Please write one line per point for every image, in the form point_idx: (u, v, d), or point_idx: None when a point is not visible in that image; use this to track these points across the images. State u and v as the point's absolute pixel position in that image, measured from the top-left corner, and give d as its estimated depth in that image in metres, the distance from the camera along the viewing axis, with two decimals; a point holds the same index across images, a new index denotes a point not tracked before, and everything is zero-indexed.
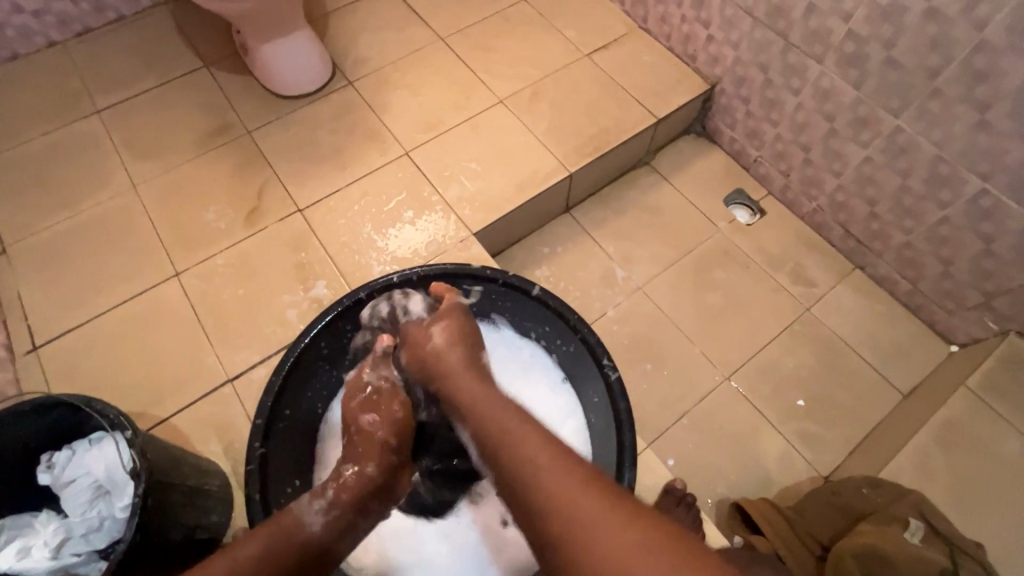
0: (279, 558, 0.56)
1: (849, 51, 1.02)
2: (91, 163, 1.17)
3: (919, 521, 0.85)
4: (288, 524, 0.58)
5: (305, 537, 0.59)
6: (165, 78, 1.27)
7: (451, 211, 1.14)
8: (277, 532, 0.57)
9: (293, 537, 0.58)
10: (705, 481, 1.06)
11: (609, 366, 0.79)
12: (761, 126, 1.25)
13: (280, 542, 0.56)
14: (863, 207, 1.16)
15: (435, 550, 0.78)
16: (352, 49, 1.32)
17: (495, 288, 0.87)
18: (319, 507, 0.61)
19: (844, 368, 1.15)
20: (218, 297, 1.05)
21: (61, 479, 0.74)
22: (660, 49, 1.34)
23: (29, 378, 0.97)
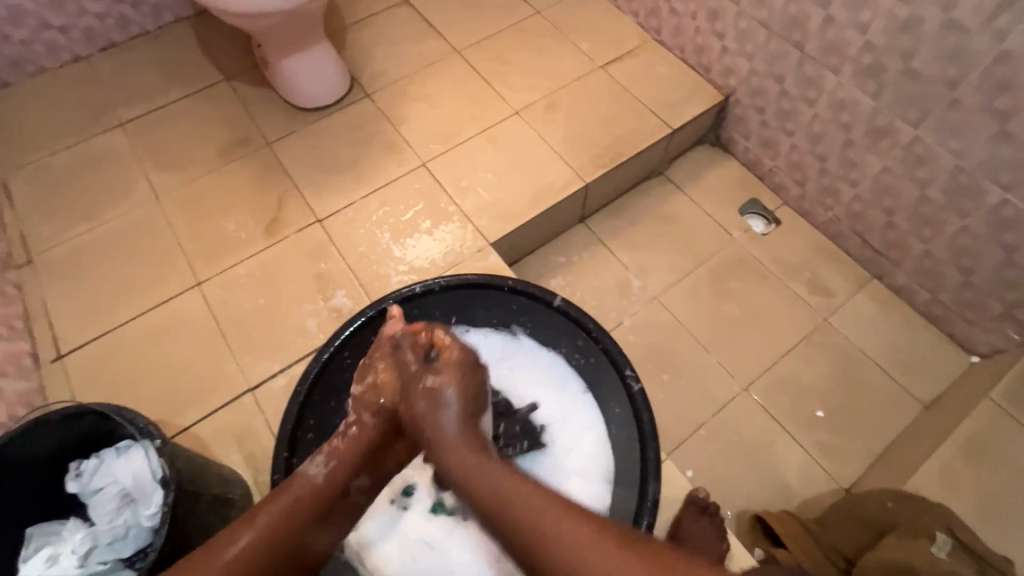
0: (287, 511, 0.64)
1: (866, 62, 1.02)
2: (114, 175, 1.19)
3: (945, 535, 0.83)
4: (296, 482, 0.66)
5: (310, 493, 0.66)
6: (187, 91, 1.30)
7: (468, 221, 1.15)
8: (286, 493, 0.65)
9: (300, 492, 0.65)
10: (724, 492, 1.05)
11: (631, 376, 0.81)
12: (776, 136, 1.25)
13: (286, 497, 0.65)
14: (880, 216, 1.16)
15: (456, 560, 0.77)
16: (370, 62, 1.34)
17: (515, 299, 0.89)
18: (320, 462, 0.68)
19: (863, 379, 1.14)
20: (238, 306, 1.06)
21: (89, 487, 0.75)
22: (674, 61, 1.35)
23: (54, 386, 0.98)
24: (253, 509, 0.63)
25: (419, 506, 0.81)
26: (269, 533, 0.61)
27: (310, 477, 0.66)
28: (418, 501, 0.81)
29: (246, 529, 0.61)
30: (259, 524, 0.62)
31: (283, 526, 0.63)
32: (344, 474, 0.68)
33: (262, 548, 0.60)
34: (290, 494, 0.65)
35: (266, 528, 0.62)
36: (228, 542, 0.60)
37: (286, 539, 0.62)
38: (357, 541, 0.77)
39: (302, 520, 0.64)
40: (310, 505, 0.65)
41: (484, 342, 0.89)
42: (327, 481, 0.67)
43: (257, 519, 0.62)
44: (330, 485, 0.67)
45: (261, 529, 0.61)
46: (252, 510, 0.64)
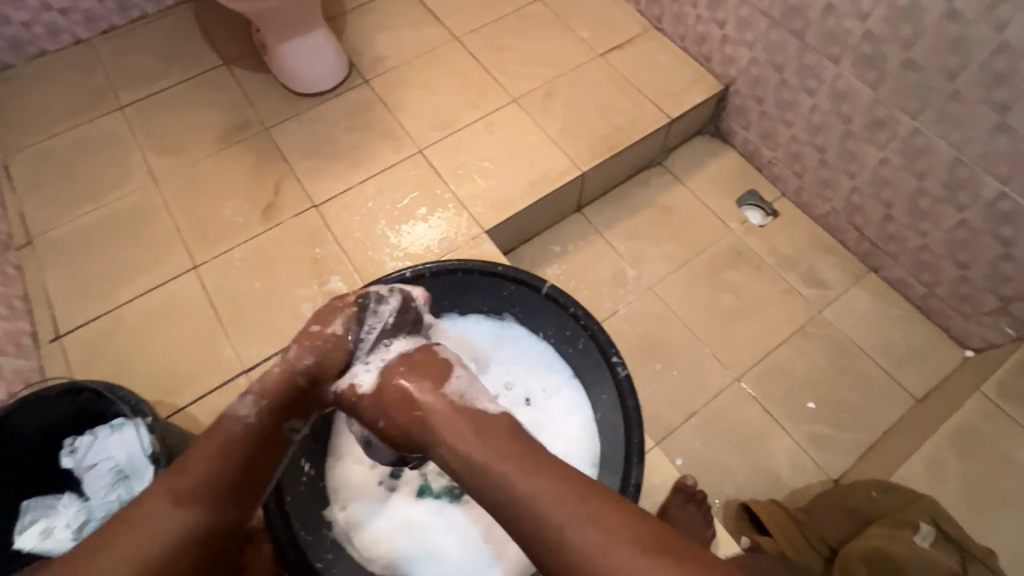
0: (219, 453, 0.61)
1: (867, 51, 1.01)
2: (114, 157, 1.20)
3: (931, 526, 0.83)
4: (222, 422, 0.64)
5: (242, 432, 0.63)
6: (186, 75, 1.30)
7: (463, 209, 1.16)
8: (205, 455, 0.60)
9: (227, 434, 0.63)
10: (714, 481, 1.06)
11: (618, 363, 0.81)
12: (776, 127, 1.25)
13: (208, 440, 0.62)
14: (878, 209, 1.15)
15: (443, 541, 0.78)
16: (368, 48, 1.34)
17: (505, 286, 0.89)
18: (249, 403, 0.65)
19: (855, 372, 1.14)
20: (234, 290, 1.07)
21: (83, 463, 0.76)
22: (675, 49, 1.34)
23: (54, 364, 1.00)
24: (180, 462, 0.60)
25: (403, 490, 0.81)
26: (205, 485, 0.59)
27: (240, 418, 0.64)
28: (407, 485, 0.81)
29: (174, 510, 0.56)
30: (191, 470, 0.59)
31: (216, 473, 0.60)
32: (275, 409, 0.66)
33: (201, 514, 0.57)
34: (218, 441, 0.62)
35: (205, 472, 0.59)
36: (165, 523, 0.55)
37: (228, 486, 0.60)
38: (342, 526, 0.76)
39: (239, 468, 0.62)
40: (233, 456, 0.62)
41: (475, 329, 0.89)
42: (259, 423, 0.65)
43: (186, 477, 0.58)
44: (261, 422, 0.65)
45: (204, 483, 0.59)
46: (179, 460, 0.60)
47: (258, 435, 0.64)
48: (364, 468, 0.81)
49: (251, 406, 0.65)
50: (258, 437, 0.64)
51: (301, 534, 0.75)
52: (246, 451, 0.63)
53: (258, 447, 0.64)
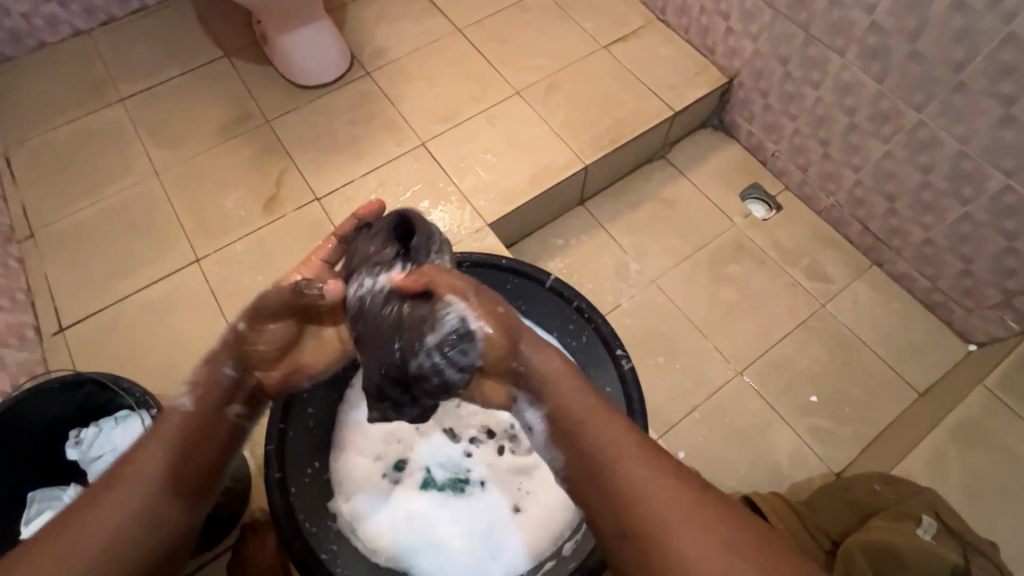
0: (159, 440, 0.62)
1: (872, 43, 1.00)
2: (115, 150, 1.19)
3: (932, 518, 0.84)
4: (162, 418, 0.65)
5: (182, 420, 0.65)
6: (187, 67, 1.29)
7: (466, 202, 1.15)
8: (144, 445, 0.62)
9: (170, 424, 0.64)
10: (716, 474, 1.06)
11: (622, 355, 0.81)
12: (780, 120, 1.24)
13: (148, 433, 0.63)
14: (882, 202, 1.15)
15: (446, 534, 0.78)
16: (370, 40, 1.33)
17: (508, 279, 0.89)
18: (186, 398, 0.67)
19: (858, 366, 1.14)
20: (237, 283, 1.07)
21: (88, 454, 0.77)
22: (678, 41, 1.33)
23: (57, 357, 1.00)
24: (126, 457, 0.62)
25: (407, 483, 0.81)
26: (146, 471, 0.60)
27: (177, 408, 0.65)
28: (411, 477, 0.82)
29: (110, 500, 0.58)
30: (136, 463, 0.61)
31: (155, 459, 0.61)
32: (215, 395, 0.67)
33: (143, 496, 0.59)
34: (157, 431, 0.63)
35: (148, 464, 0.61)
36: (104, 512, 0.57)
37: (169, 468, 0.61)
38: (344, 518, 0.77)
39: (185, 455, 0.63)
40: (171, 439, 0.63)
41: None
42: (197, 409, 0.66)
43: (129, 466, 0.60)
44: (198, 405, 0.66)
45: (138, 467, 0.60)
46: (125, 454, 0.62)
47: (199, 420, 0.65)
48: (368, 460, 0.82)
49: (189, 396, 0.67)
50: (202, 423, 0.65)
51: (303, 523, 0.73)
52: (191, 436, 0.64)
53: (200, 431, 0.65)
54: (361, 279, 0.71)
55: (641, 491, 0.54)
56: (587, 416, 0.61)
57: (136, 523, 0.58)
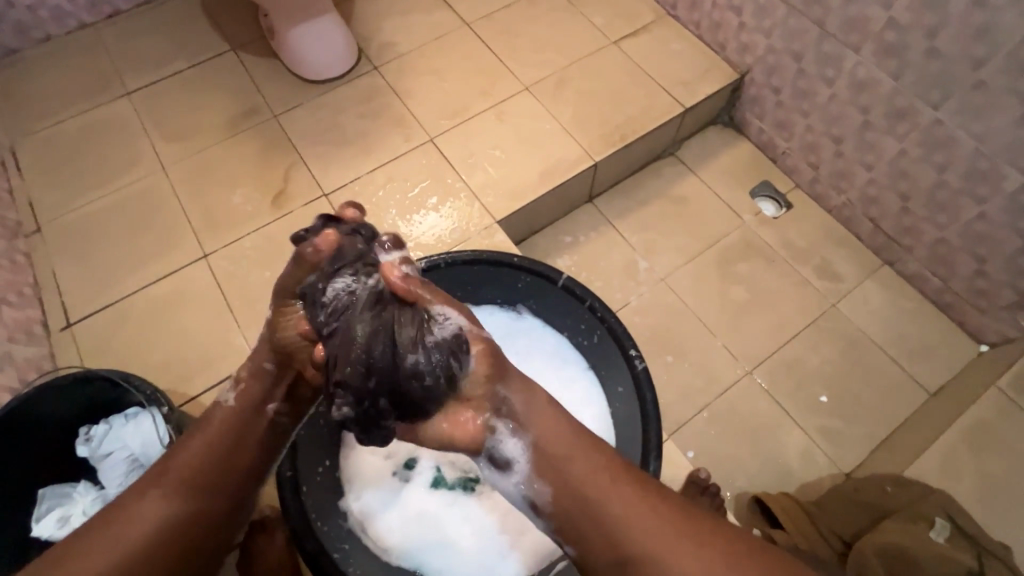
0: (208, 444, 0.64)
1: (888, 40, 0.99)
2: (122, 144, 1.19)
3: (945, 520, 0.83)
4: (212, 413, 0.67)
5: (224, 419, 0.66)
6: (194, 60, 1.28)
7: (475, 198, 1.14)
8: (194, 445, 0.64)
9: (216, 420, 0.66)
10: (725, 473, 1.05)
11: (636, 357, 0.80)
12: (792, 117, 1.23)
13: (199, 430, 0.65)
14: (895, 201, 1.13)
15: (457, 532, 0.78)
16: (377, 34, 1.32)
17: (520, 277, 0.87)
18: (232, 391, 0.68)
19: (868, 366, 1.14)
20: (245, 279, 1.06)
21: (98, 451, 0.76)
22: (689, 37, 1.31)
23: (65, 352, 0.99)
24: (172, 452, 0.65)
25: (417, 481, 0.81)
26: (190, 476, 0.62)
27: (222, 404, 0.67)
28: (421, 475, 0.81)
29: (155, 498, 0.60)
30: (177, 462, 0.63)
31: (201, 463, 0.63)
32: (255, 393, 0.67)
33: (185, 502, 0.62)
34: (203, 429, 0.65)
35: (185, 465, 0.63)
36: (145, 514, 0.60)
37: (212, 475, 0.64)
38: (354, 516, 0.77)
39: (221, 458, 0.64)
40: (218, 446, 0.65)
41: (490, 320, 0.90)
42: (239, 407, 0.66)
43: (176, 462, 0.63)
44: (246, 408, 0.67)
45: (185, 472, 0.62)
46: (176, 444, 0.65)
47: (239, 420, 0.66)
48: (377, 458, 0.81)
49: (232, 394, 0.67)
50: (239, 423, 0.66)
51: (319, 525, 0.74)
52: (233, 436, 0.66)
53: (237, 432, 0.66)
54: (336, 277, 0.63)
55: (628, 524, 0.56)
56: (567, 451, 0.60)
57: (173, 529, 0.60)
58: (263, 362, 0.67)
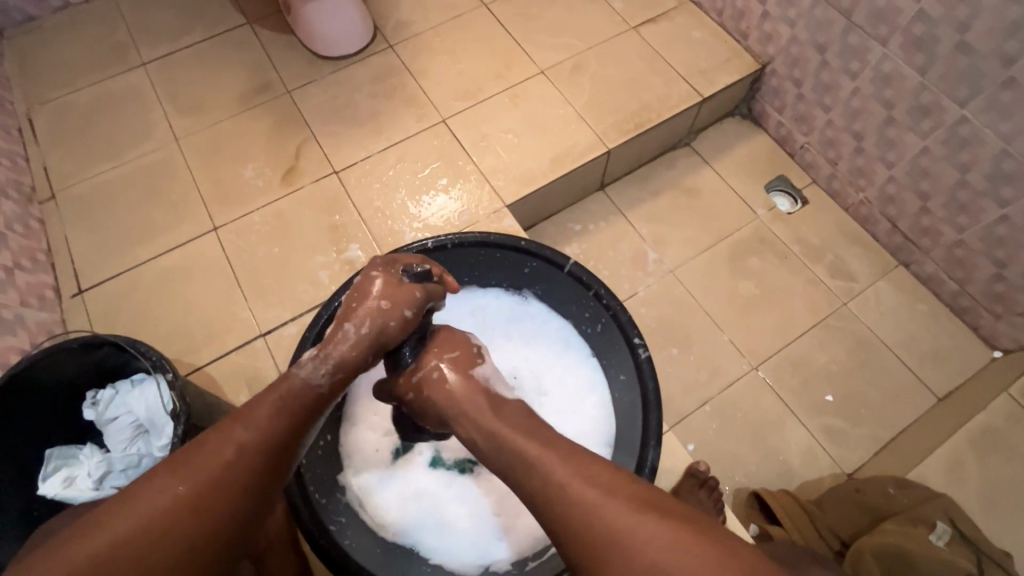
0: (280, 421, 0.54)
1: (917, 33, 0.96)
2: (136, 116, 1.19)
3: (946, 524, 0.82)
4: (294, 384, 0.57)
5: (307, 397, 0.57)
6: (208, 34, 1.28)
7: (485, 181, 1.13)
8: (260, 419, 0.53)
9: (297, 393, 0.57)
10: (725, 467, 1.05)
11: (639, 345, 0.79)
12: (812, 111, 1.20)
13: (274, 403, 0.55)
14: (914, 201, 1.11)
15: (454, 512, 0.78)
16: (394, 12, 1.31)
17: (527, 262, 0.87)
18: (324, 373, 0.60)
19: (877, 367, 1.12)
20: (253, 254, 1.07)
21: (104, 416, 0.78)
22: (710, 25, 1.28)
23: (75, 318, 1.01)
24: (243, 412, 0.54)
25: (417, 460, 0.82)
26: (249, 458, 0.51)
27: (312, 384, 0.58)
28: (420, 454, 0.82)
29: (201, 477, 0.48)
30: (254, 429, 0.52)
31: (263, 446, 0.52)
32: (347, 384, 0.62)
33: (221, 492, 0.48)
34: (286, 401, 0.56)
35: (260, 438, 0.52)
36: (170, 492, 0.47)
37: (270, 467, 0.52)
38: (352, 490, 0.77)
39: (292, 440, 0.55)
40: (280, 435, 0.54)
41: (495, 305, 0.89)
42: (328, 390, 0.59)
43: (234, 436, 0.51)
44: (330, 397, 0.60)
45: (237, 455, 0.51)
46: (243, 408, 0.54)
47: (323, 405, 0.59)
48: (377, 435, 0.82)
49: (324, 372, 0.60)
50: (322, 407, 0.59)
51: (315, 496, 0.74)
52: (311, 421, 0.57)
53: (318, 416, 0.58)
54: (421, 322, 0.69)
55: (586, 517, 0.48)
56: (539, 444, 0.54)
57: (210, 526, 0.47)
58: (366, 353, 0.63)
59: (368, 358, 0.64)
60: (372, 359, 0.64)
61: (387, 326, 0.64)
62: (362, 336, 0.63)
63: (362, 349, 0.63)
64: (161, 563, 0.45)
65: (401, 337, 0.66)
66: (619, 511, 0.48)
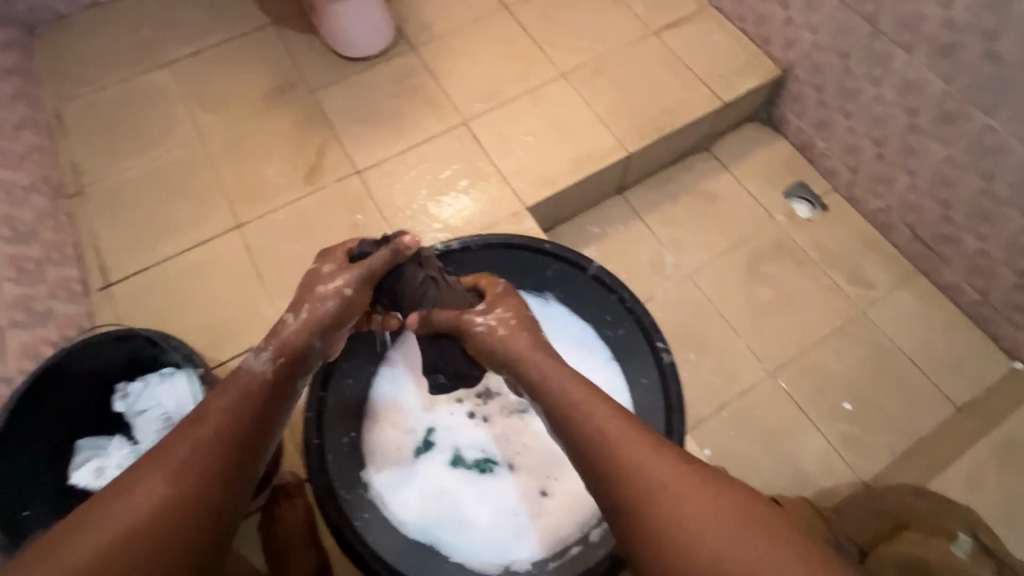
0: (232, 412, 0.61)
1: (943, 41, 0.95)
2: (162, 113, 1.21)
3: (967, 536, 0.84)
4: (241, 379, 0.65)
5: (256, 386, 0.65)
6: (233, 34, 1.30)
7: (506, 183, 1.14)
8: (212, 415, 0.61)
9: (245, 386, 0.64)
10: (741, 472, 1.05)
11: (662, 348, 0.81)
12: (833, 117, 1.20)
13: (230, 398, 0.63)
14: (936, 209, 1.10)
15: (474, 512, 0.79)
16: (417, 14, 1.32)
17: (550, 265, 0.88)
18: (267, 359, 0.67)
19: (895, 375, 1.12)
20: (276, 251, 1.08)
21: (134, 408, 0.79)
22: (732, 29, 1.28)
23: (101, 311, 1.03)
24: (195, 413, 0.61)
25: (437, 459, 0.82)
26: (207, 449, 0.58)
27: (257, 371, 0.66)
28: (439, 454, 0.83)
29: (167, 473, 0.55)
30: (205, 424, 0.60)
31: (220, 434, 0.59)
32: (290, 367, 0.69)
33: (189, 480, 0.56)
34: (235, 390, 0.63)
35: (215, 428, 0.60)
36: (148, 491, 0.54)
37: (229, 452, 0.59)
38: (374, 487, 0.78)
39: (247, 423, 0.62)
40: (237, 425, 0.61)
41: None
42: (274, 376, 0.67)
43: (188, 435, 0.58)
44: (276, 382, 0.67)
45: (193, 449, 0.57)
46: (197, 409, 0.61)
47: (271, 388, 0.66)
48: (398, 433, 0.83)
49: (266, 360, 0.67)
50: (272, 391, 0.66)
51: (341, 492, 0.76)
52: (263, 403, 0.65)
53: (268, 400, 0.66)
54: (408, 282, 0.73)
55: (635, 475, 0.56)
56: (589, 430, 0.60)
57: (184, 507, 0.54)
58: (304, 338, 0.70)
59: (308, 343, 0.71)
60: (312, 342, 0.71)
61: (327, 308, 0.70)
62: (290, 325, 0.70)
63: (298, 337, 0.70)
64: (148, 544, 0.51)
65: (343, 317, 0.72)
66: (665, 474, 0.55)
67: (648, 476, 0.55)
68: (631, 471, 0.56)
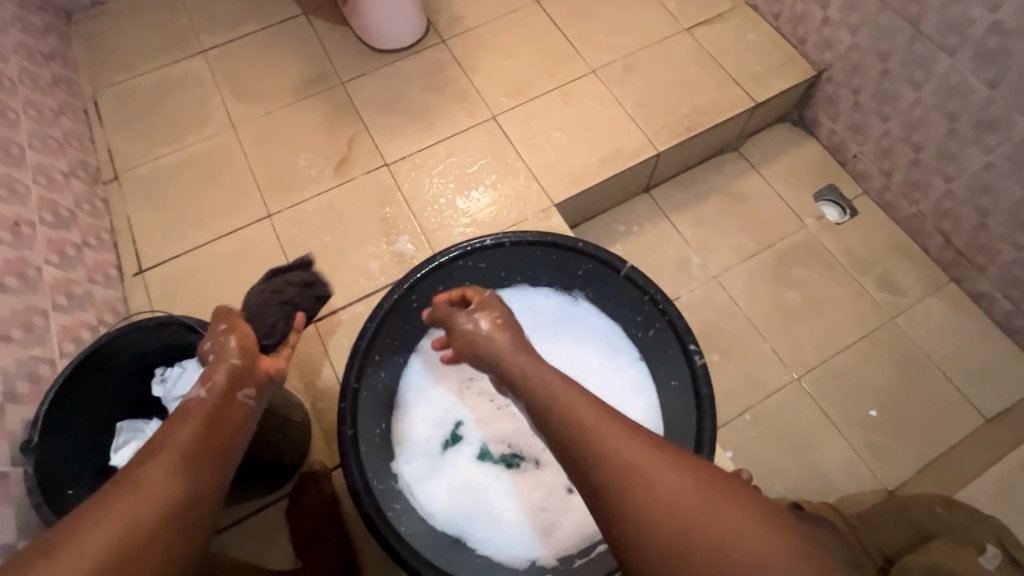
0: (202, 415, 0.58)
1: (990, 45, 0.93)
2: (196, 101, 1.22)
3: (996, 548, 0.80)
4: (182, 409, 0.59)
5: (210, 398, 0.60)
6: (265, 24, 1.30)
7: (534, 178, 1.14)
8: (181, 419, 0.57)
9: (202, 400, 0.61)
10: (763, 475, 1.05)
11: (694, 351, 0.78)
12: (869, 120, 1.18)
13: (174, 421, 0.57)
14: (972, 217, 1.08)
15: (500, 505, 0.80)
16: (448, 7, 1.31)
17: (582, 264, 0.87)
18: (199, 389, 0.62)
19: (924, 383, 1.10)
20: (306, 242, 1.09)
21: (172, 392, 0.79)
22: (767, 28, 1.27)
23: (136, 296, 1.05)
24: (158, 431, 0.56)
25: (464, 453, 0.84)
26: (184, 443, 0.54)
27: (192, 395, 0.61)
28: (467, 447, 0.84)
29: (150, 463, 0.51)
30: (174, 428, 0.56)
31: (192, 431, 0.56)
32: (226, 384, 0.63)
33: (166, 469, 0.51)
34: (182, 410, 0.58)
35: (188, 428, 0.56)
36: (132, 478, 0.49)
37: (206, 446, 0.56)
38: (404, 479, 0.79)
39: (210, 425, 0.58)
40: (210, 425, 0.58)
41: (546, 303, 0.92)
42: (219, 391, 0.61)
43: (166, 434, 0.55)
44: (222, 394, 0.61)
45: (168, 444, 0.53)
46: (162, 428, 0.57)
47: (219, 401, 0.60)
48: (427, 427, 0.84)
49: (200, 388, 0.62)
50: (220, 403, 0.60)
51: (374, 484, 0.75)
52: (215, 412, 0.59)
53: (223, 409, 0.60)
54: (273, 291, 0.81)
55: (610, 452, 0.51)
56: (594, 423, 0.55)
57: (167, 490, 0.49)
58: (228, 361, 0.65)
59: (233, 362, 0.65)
60: (238, 360, 0.66)
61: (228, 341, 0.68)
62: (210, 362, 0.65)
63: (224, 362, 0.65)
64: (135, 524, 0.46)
65: (246, 340, 0.68)
66: (641, 453, 0.50)
67: (607, 453, 0.52)
68: (608, 453, 0.51)
